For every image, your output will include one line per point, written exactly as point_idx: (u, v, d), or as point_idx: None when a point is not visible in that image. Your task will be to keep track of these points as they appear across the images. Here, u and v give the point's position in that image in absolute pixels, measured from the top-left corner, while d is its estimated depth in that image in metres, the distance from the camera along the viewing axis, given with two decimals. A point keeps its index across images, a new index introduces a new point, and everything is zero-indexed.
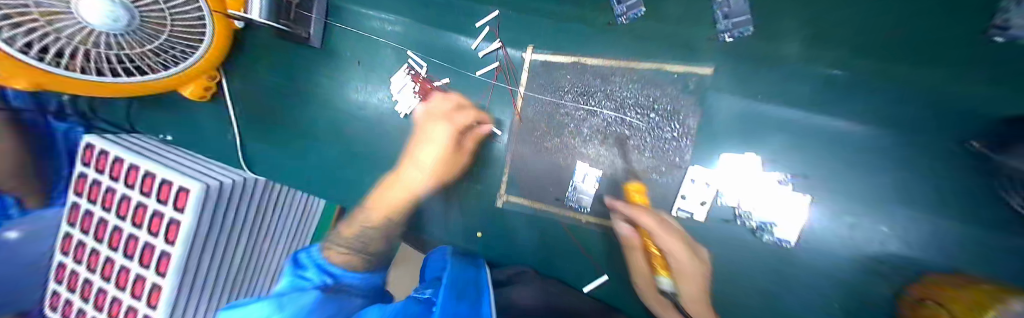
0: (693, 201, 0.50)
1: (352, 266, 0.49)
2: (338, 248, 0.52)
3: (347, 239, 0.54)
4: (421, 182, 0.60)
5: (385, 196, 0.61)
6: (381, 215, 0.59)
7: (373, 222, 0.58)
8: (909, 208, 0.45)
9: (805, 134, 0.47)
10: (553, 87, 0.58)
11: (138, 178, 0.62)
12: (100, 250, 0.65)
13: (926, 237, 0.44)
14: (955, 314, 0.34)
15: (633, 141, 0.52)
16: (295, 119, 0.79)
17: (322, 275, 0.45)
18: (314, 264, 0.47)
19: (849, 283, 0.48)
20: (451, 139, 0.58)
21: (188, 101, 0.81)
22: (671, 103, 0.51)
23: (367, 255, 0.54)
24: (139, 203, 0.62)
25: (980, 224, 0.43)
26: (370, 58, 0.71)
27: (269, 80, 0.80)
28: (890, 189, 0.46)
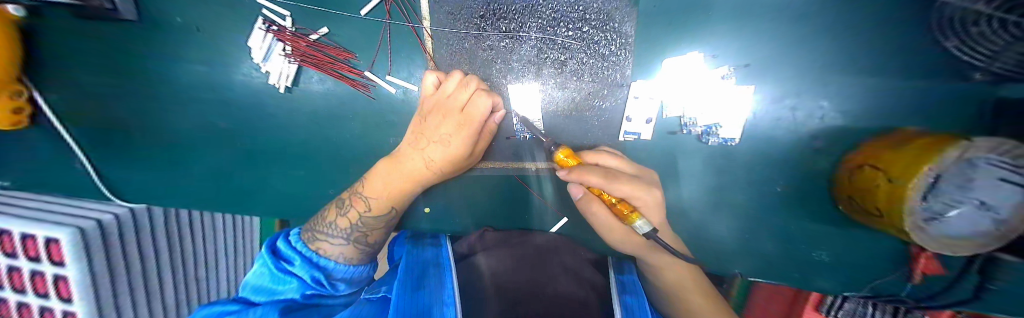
0: (639, 121, 0.46)
1: (341, 257, 0.46)
2: (332, 240, 0.46)
3: (343, 232, 0.46)
4: (437, 165, 0.46)
5: (389, 185, 0.47)
6: (382, 204, 0.48)
7: (377, 212, 0.48)
8: (848, 76, 0.43)
9: (743, 17, 0.42)
10: (465, 14, 0.46)
11: (16, 244, 0.51)
12: None
13: (868, 103, 0.43)
14: (891, 175, 0.34)
15: (570, 66, 0.45)
16: (154, 124, 0.60)
17: (310, 269, 0.43)
18: (300, 255, 0.44)
19: (796, 167, 0.47)
20: (465, 143, 0.44)
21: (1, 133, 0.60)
22: (602, 8, 0.43)
23: (362, 246, 0.48)
24: (32, 272, 0.53)
25: (925, 74, 0.40)
26: (216, 20, 0.52)
27: (90, 80, 0.58)
28: (828, 60, 0.43)
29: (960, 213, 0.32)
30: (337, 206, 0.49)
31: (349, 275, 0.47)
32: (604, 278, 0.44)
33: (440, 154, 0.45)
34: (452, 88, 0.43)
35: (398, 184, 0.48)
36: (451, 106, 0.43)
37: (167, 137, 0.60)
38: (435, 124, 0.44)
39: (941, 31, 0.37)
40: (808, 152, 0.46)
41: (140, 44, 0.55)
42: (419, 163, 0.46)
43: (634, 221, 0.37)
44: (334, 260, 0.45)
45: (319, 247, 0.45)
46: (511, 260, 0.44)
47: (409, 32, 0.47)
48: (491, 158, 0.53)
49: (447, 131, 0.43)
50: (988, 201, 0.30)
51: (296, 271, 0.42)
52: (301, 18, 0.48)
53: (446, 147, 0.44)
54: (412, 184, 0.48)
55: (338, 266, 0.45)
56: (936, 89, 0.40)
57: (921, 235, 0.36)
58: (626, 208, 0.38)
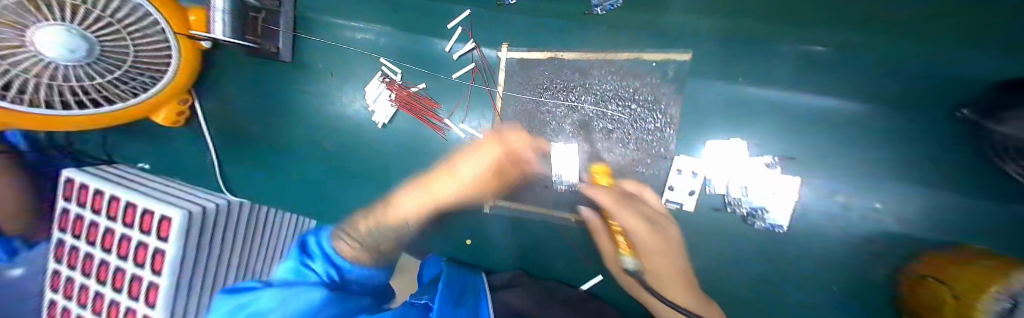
0: (682, 192, 0.49)
1: (355, 260, 0.46)
2: (349, 241, 0.50)
3: (365, 237, 0.52)
4: (452, 193, 0.59)
5: (401, 204, 0.59)
6: (414, 215, 0.58)
7: (408, 217, 0.58)
8: (897, 182, 0.44)
9: (788, 114, 0.47)
10: (533, 84, 0.56)
11: (118, 209, 0.50)
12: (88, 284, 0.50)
13: (923, 210, 0.43)
14: (959, 292, 0.33)
15: (616, 135, 0.52)
16: (272, 136, 0.76)
17: (327, 266, 0.43)
18: (321, 254, 0.45)
19: (848, 265, 0.46)
20: (482, 181, 0.58)
21: (164, 127, 0.79)
22: (651, 92, 0.50)
23: (389, 255, 0.53)
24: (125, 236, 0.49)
25: (974, 192, 0.42)
26: (342, 68, 0.68)
27: (242, 98, 0.77)
28: (879, 162, 0.45)
29: None
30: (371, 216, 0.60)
31: (365, 279, 0.46)
32: None
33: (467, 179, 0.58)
34: (467, 147, 0.60)
35: (406, 222, 0.58)
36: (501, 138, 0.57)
37: (278, 147, 0.76)
38: (460, 158, 0.59)
39: (994, 155, 0.39)
40: (858, 251, 0.45)
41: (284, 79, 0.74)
42: (451, 189, 0.58)
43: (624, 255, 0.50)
44: (352, 262, 0.45)
45: (340, 245, 0.48)
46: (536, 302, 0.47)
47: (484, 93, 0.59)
48: (535, 203, 0.56)
49: (471, 165, 0.57)
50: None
51: (317, 268, 0.43)
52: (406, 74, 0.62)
53: (457, 187, 0.59)
54: (421, 213, 0.58)
55: (351, 266, 0.44)
56: (982, 207, 0.41)
57: None
58: (626, 244, 0.49)
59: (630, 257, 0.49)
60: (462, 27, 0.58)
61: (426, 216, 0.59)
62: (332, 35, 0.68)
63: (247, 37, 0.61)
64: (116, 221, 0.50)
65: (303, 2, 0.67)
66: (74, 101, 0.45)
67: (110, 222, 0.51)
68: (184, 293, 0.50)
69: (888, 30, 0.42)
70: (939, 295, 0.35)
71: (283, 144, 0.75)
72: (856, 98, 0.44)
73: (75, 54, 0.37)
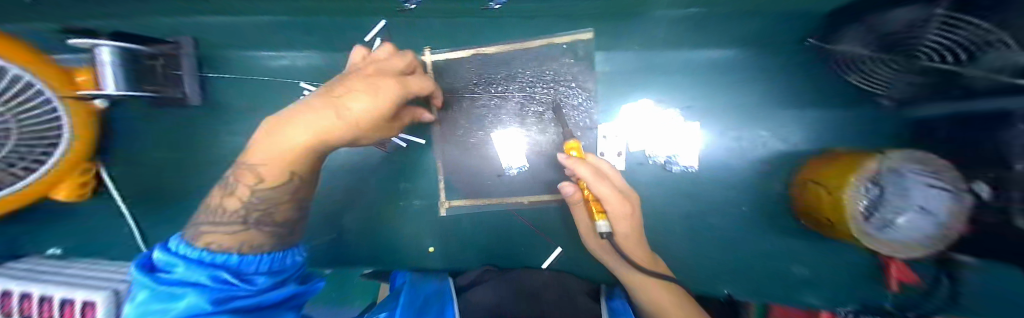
0: (612, 154, 0.53)
1: (242, 251, 0.33)
2: (219, 229, 0.34)
3: (236, 213, 0.36)
4: (327, 131, 0.34)
5: (264, 151, 0.37)
6: (276, 172, 0.37)
7: (273, 181, 0.37)
8: (777, 109, 0.53)
9: (685, 69, 0.54)
10: (462, 82, 0.57)
11: (48, 307, 0.55)
12: None
13: (798, 128, 0.52)
14: (830, 188, 0.41)
15: (548, 115, 0.55)
16: (199, 187, 0.70)
17: (205, 269, 0.29)
18: (185, 259, 0.29)
19: (757, 188, 0.53)
20: (366, 117, 0.35)
21: (69, 204, 0.71)
22: (569, 71, 0.54)
23: (271, 229, 0.38)
24: None
25: (830, 104, 0.52)
26: (264, 100, 0.65)
27: (157, 154, 0.71)
28: (759, 96, 0.53)
29: (907, 219, 0.38)
30: (222, 188, 0.39)
31: (270, 266, 0.34)
32: (596, 304, 0.49)
33: (357, 109, 0.34)
34: (356, 78, 0.36)
35: (278, 158, 0.36)
36: (386, 69, 0.37)
37: (209, 199, 0.70)
38: (346, 86, 0.36)
39: (843, 70, 0.48)
40: (761, 174, 0.53)
41: (201, 125, 0.68)
42: (308, 123, 0.34)
43: (598, 219, 0.43)
44: (236, 253, 0.32)
45: (206, 243, 0.32)
46: (502, 293, 0.49)
47: None
48: (488, 196, 0.59)
49: (354, 96, 0.34)
50: (926, 206, 0.37)
51: (188, 276, 0.28)
52: None
53: (332, 122, 0.34)
54: (291, 165, 0.37)
55: (242, 258, 0.32)
56: (835, 114, 0.52)
57: (868, 240, 0.41)
58: (596, 205, 0.45)
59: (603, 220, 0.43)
60: (381, 38, 0.58)
61: (320, 155, 0.39)
62: (248, 70, 0.64)
63: (146, 88, 0.56)
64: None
65: (204, 40, 0.62)
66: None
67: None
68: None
69: None
70: (822, 197, 0.43)
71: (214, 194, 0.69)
72: (729, 47, 0.53)
73: None
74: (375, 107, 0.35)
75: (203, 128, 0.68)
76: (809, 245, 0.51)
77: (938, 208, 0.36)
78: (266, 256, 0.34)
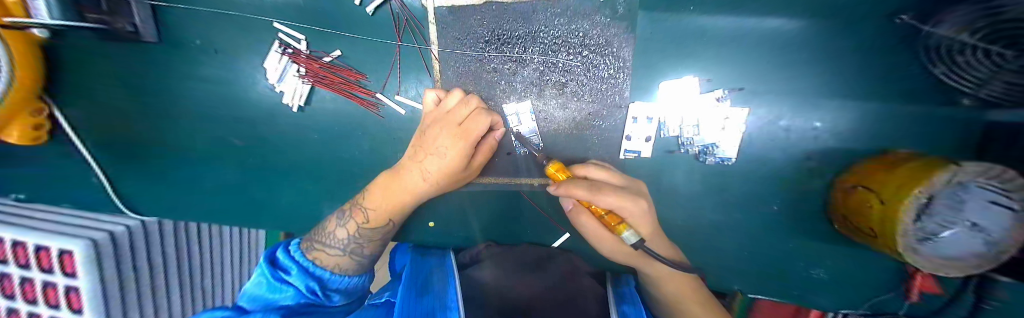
0: (639, 140, 0.47)
1: (342, 270, 0.46)
2: (328, 250, 0.47)
3: (341, 241, 0.47)
4: (424, 186, 0.47)
5: (378, 192, 0.49)
6: (380, 217, 0.49)
7: (374, 224, 0.48)
8: (837, 100, 0.45)
9: (738, 43, 0.44)
10: (471, 38, 0.48)
11: (29, 255, 0.53)
12: (19, 306, 0.59)
13: (856, 123, 0.45)
14: (884, 198, 0.36)
15: (570, 88, 0.47)
16: (165, 138, 0.62)
17: (306, 278, 0.42)
18: (295, 265, 0.44)
19: (788, 183, 0.49)
20: (461, 153, 0.44)
21: (23, 147, 0.64)
22: (602, 34, 0.45)
23: (358, 259, 0.48)
24: (45, 281, 0.55)
25: (895, 99, 0.43)
26: (231, 42, 0.54)
27: (109, 96, 0.61)
28: (820, 81, 0.45)
29: (950, 234, 0.33)
30: (337, 217, 0.50)
31: (345, 287, 0.46)
32: (604, 288, 0.45)
33: (439, 164, 0.45)
34: (439, 127, 0.45)
35: (393, 201, 0.48)
36: (454, 119, 0.44)
37: (178, 152, 0.62)
38: (434, 135, 0.45)
39: (930, 58, 0.39)
40: (798, 171, 0.48)
41: (161, 66, 0.58)
42: (417, 177, 0.46)
43: (622, 232, 0.38)
44: (331, 270, 0.45)
45: (315, 256, 0.46)
46: (504, 269, 0.46)
47: (416, 55, 0.50)
48: (496, 175, 0.54)
49: (439, 153, 0.44)
50: (980, 223, 0.31)
51: (293, 281, 0.42)
52: (314, 41, 0.51)
53: (438, 163, 0.45)
54: (388, 211, 0.48)
55: (334, 276, 0.45)
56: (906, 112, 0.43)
57: (914, 257, 0.35)
58: (613, 218, 0.38)
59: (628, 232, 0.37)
60: None
61: (419, 198, 0.49)
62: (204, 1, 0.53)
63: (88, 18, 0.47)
64: (35, 268, 0.54)
65: None
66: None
67: (24, 268, 0.54)
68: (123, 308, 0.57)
69: None
70: (872, 206, 0.38)
71: (183, 148, 0.62)
72: (799, 17, 0.43)
73: None
74: (459, 148, 0.43)
75: (163, 70, 0.58)
76: (834, 248, 0.48)
77: (994, 224, 0.31)
78: (342, 278, 0.46)
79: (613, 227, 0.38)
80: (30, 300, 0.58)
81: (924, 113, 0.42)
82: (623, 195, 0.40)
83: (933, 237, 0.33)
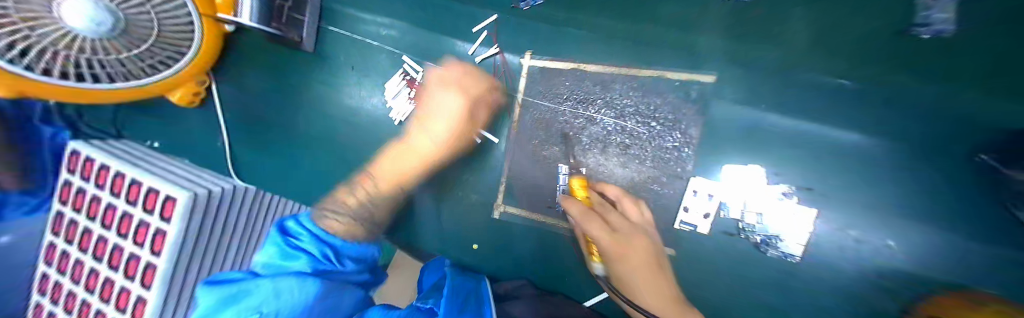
0: (697, 214, 0.50)
1: (337, 231, 0.44)
2: (341, 220, 0.47)
3: (352, 210, 0.49)
4: (432, 150, 0.56)
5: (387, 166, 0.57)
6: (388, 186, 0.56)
7: (385, 190, 0.55)
8: (930, 225, 0.43)
9: (807, 146, 0.46)
10: (554, 94, 0.56)
11: (140, 193, 0.61)
12: (94, 229, 0.65)
13: (944, 254, 0.42)
14: None
15: (633, 151, 0.52)
16: (286, 123, 0.77)
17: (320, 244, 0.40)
18: (311, 234, 0.42)
19: (855, 296, 0.46)
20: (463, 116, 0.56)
21: (179, 107, 0.81)
22: (672, 112, 0.50)
23: (354, 226, 0.47)
24: (140, 221, 0.61)
25: (994, 240, 0.40)
26: (363, 62, 0.68)
27: (258, 82, 0.78)
28: (904, 199, 0.44)
29: None
30: (348, 188, 0.56)
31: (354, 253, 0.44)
32: None
33: (430, 143, 0.55)
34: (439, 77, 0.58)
35: (396, 168, 0.56)
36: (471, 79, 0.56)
37: (289, 135, 0.76)
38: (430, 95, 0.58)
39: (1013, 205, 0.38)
40: (870, 288, 0.45)
41: (303, 69, 0.74)
42: (428, 140, 0.55)
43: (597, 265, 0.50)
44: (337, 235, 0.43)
45: (328, 226, 0.44)
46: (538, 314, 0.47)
47: (504, 98, 0.59)
48: (547, 213, 0.58)
49: (439, 116, 0.55)
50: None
51: (308, 247, 0.40)
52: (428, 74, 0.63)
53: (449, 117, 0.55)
54: (399, 180, 0.56)
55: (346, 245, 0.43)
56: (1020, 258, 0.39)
57: None
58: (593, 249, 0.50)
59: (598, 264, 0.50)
60: (489, 30, 0.59)
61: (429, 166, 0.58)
62: (352, 30, 0.68)
63: (272, 25, 0.61)
64: (122, 198, 0.63)
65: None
66: (107, 76, 0.56)
67: (130, 205, 0.62)
68: (189, 277, 0.62)
69: (914, 68, 0.42)
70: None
71: (296, 133, 0.76)
72: (878, 135, 0.44)
73: (100, 26, 0.44)
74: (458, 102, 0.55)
75: (304, 72, 0.74)
76: None
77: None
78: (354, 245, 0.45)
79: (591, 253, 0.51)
80: (108, 229, 0.64)
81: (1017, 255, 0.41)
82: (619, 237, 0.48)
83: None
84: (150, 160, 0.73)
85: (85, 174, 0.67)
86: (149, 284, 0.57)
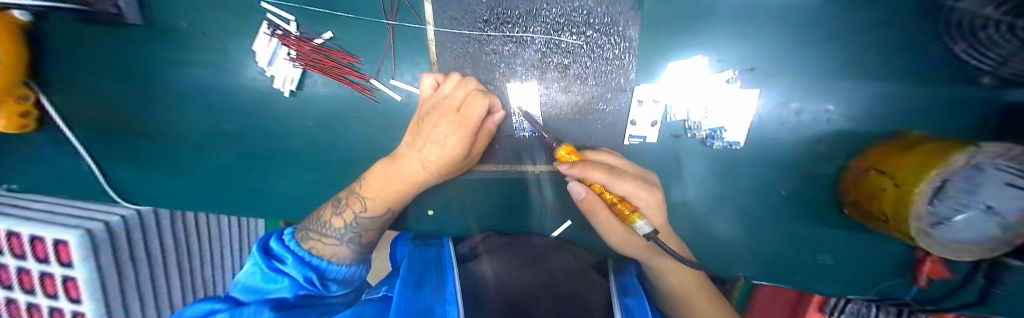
0: (644, 124, 0.47)
1: (334, 258, 0.45)
2: (324, 240, 0.45)
3: (337, 231, 0.46)
4: (427, 177, 0.47)
5: (390, 175, 0.47)
6: (379, 205, 0.48)
7: (375, 212, 0.48)
8: (863, 80, 0.42)
9: (745, 20, 0.42)
10: (469, 18, 0.46)
11: (23, 245, 0.53)
12: (17, 297, 0.59)
13: (878, 107, 0.42)
14: (897, 178, 0.34)
15: (573, 70, 0.45)
16: (151, 125, 0.60)
17: (303, 269, 0.42)
18: (293, 254, 0.43)
19: (797, 168, 0.47)
20: (460, 144, 0.43)
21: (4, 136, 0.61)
22: (607, 12, 0.43)
23: (354, 248, 0.47)
24: (65, 277, 0.54)
25: (921, 78, 0.40)
26: (217, 22, 0.52)
27: (89, 78, 0.58)
28: (841, 57, 0.42)
29: (968, 217, 0.31)
30: (333, 205, 0.49)
31: (343, 275, 0.46)
32: (605, 280, 0.43)
33: (417, 171, 0.46)
34: (439, 112, 0.44)
35: (381, 190, 0.47)
36: (471, 115, 0.43)
37: (168, 141, 0.60)
38: (432, 123, 0.45)
39: (951, 34, 0.36)
40: (806, 157, 0.46)
41: (149, 50, 0.55)
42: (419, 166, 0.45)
43: (635, 221, 0.38)
44: (327, 259, 0.44)
45: (310, 246, 0.44)
46: (508, 265, 0.44)
47: (413, 34, 0.48)
48: (495, 160, 0.54)
49: (442, 139, 0.43)
50: (993, 205, 0.30)
51: (289, 272, 0.41)
52: (305, 23, 0.49)
53: (445, 153, 0.44)
54: (388, 201, 0.48)
55: (330, 266, 0.44)
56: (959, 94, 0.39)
57: (928, 241, 0.36)
58: (626, 206, 0.39)
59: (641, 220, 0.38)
60: None
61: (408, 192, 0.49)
62: None
63: None
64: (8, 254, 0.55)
65: None
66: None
67: (42, 263, 0.54)
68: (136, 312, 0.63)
69: None
70: (885, 189, 0.36)
71: (171, 134, 0.60)
72: None
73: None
74: (460, 138, 0.43)
75: (153, 55, 0.56)
76: (842, 235, 0.47)
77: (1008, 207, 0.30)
78: (342, 267, 0.45)
79: (625, 216, 0.39)
80: (34, 294, 0.58)
81: (953, 92, 0.39)
82: (638, 185, 0.43)
83: (947, 221, 0.32)
84: (22, 203, 0.59)
85: None
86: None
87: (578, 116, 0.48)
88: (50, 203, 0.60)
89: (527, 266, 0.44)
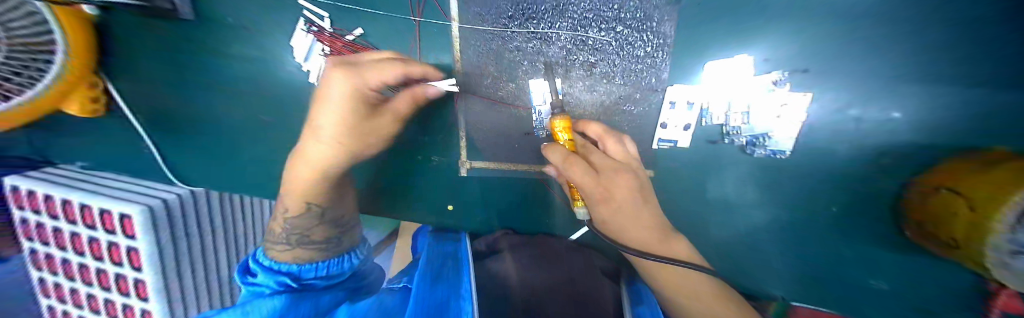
0: (676, 128, 0.44)
1: (291, 259, 0.44)
2: (280, 246, 0.45)
3: (281, 236, 0.46)
4: (323, 155, 0.45)
5: (298, 168, 0.49)
6: (297, 203, 0.47)
7: (295, 211, 0.47)
8: (943, 85, 0.36)
9: (797, 16, 0.38)
10: (493, 14, 0.45)
11: (94, 216, 0.54)
12: (74, 260, 0.55)
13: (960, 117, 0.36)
14: (969, 197, 0.29)
15: (600, 69, 0.44)
16: (203, 113, 0.65)
17: (270, 276, 0.40)
18: (261, 267, 0.41)
19: (851, 181, 0.42)
20: (352, 97, 0.41)
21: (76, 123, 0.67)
22: (640, 7, 0.41)
23: (316, 245, 0.46)
24: (128, 247, 0.53)
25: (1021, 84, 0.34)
26: (260, 20, 0.56)
27: (150, 70, 0.63)
28: (917, 59, 0.36)
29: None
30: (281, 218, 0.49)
31: (325, 271, 0.44)
32: (616, 286, 0.42)
33: (324, 149, 0.45)
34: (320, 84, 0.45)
35: (301, 187, 0.48)
36: (352, 66, 0.41)
37: (216, 129, 0.65)
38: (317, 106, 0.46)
39: None
40: (861, 170, 0.41)
41: (200, 45, 0.60)
42: (318, 151, 0.46)
43: (577, 207, 0.42)
44: (294, 263, 0.43)
45: (274, 253, 0.44)
46: (528, 264, 0.43)
47: (439, 31, 0.48)
48: (515, 160, 0.53)
49: (329, 104, 0.43)
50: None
51: (261, 281, 0.40)
52: (338, 20, 0.51)
53: (334, 115, 0.43)
54: (309, 193, 0.47)
55: (300, 267, 0.43)
56: None
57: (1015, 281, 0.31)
58: (574, 191, 0.41)
59: (581, 208, 0.41)
60: None
61: (343, 165, 0.47)
62: None
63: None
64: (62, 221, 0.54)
65: None
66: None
67: (109, 234, 0.53)
68: (194, 285, 0.58)
69: None
70: (961, 211, 0.29)
71: (218, 123, 0.65)
72: None
73: None
74: (346, 92, 0.41)
75: (203, 49, 0.60)
76: (903, 261, 0.42)
77: None
78: (320, 263, 0.44)
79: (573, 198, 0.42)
80: (99, 262, 0.55)
81: None
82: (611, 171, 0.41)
83: None
84: (94, 179, 0.61)
85: (31, 206, 0.55)
86: (144, 297, 0.55)
87: (605, 118, 0.46)
88: (125, 180, 0.63)
89: (543, 267, 0.43)
